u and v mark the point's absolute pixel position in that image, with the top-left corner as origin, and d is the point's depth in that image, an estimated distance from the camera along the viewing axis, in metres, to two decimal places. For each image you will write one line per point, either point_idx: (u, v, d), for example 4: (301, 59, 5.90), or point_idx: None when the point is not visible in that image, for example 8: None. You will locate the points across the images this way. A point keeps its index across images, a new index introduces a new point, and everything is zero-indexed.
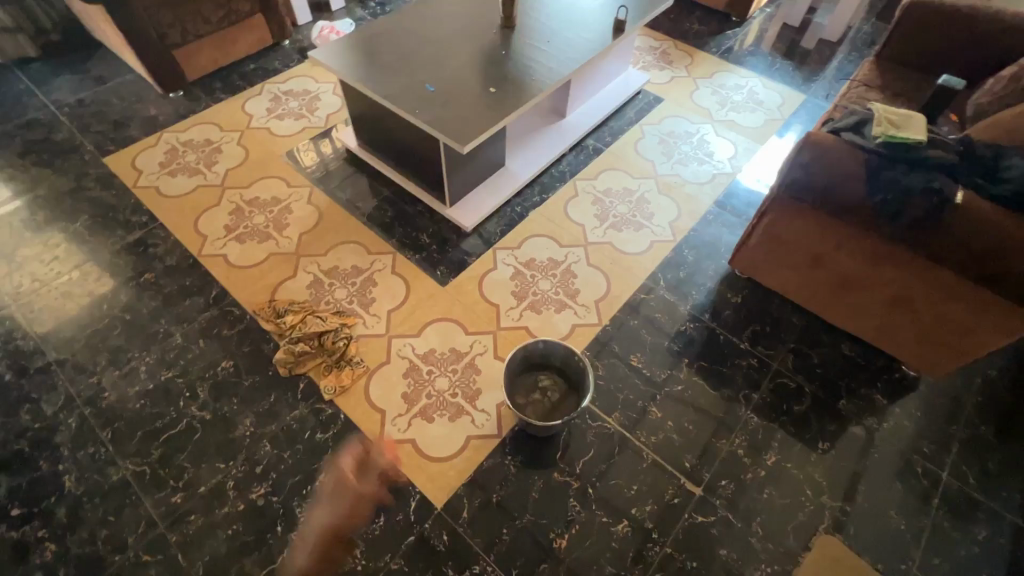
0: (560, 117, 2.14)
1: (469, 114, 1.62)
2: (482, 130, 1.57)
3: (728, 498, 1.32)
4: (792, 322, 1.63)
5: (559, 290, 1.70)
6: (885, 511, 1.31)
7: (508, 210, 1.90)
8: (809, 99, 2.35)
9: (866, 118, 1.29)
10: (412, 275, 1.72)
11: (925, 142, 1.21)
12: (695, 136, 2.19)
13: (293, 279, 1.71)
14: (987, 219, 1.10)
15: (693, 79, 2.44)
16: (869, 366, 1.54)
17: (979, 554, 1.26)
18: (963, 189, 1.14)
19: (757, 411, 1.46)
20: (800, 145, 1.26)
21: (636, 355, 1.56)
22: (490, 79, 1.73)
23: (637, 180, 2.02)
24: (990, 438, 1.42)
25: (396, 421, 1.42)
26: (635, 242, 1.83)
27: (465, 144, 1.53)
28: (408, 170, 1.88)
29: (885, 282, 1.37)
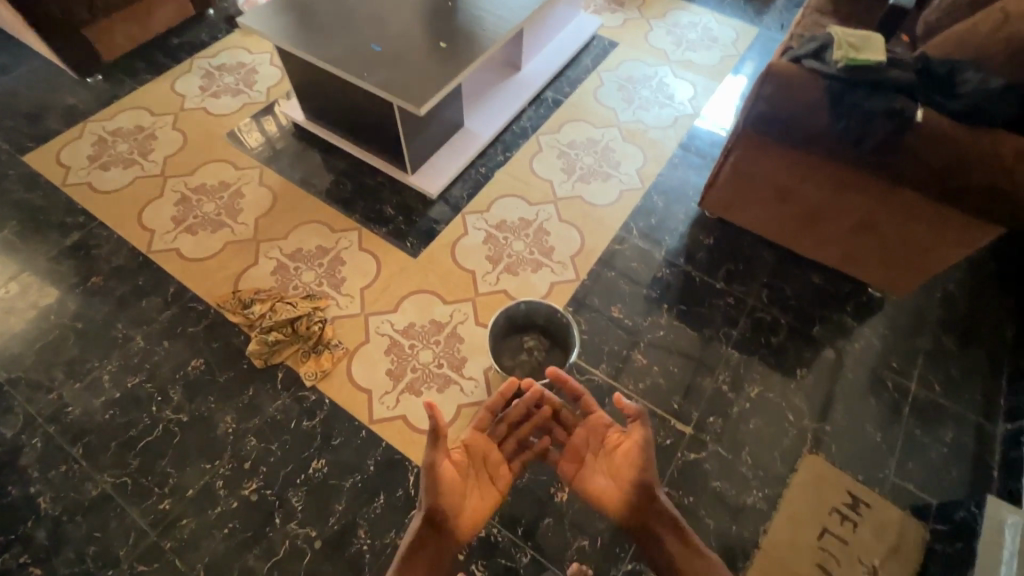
0: (515, 70, 2.06)
1: (421, 73, 1.53)
2: (436, 90, 1.49)
3: (716, 433, 1.37)
4: (763, 258, 1.66)
5: (534, 249, 1.67)
6: (862, 425, 1.38)
7: (472, 171, 1.84)
8: (763, 32, 2.33)
9: (825, 43, 1.25)
10: (381, 249, 1.66)
11: (884, 62, 1.17)
12: (654, 79, 2.15)
13: (256, 266, 1.62)
14: (944, 135, 1.12)
15: (647, 20, 2.37)
16: (838, 292, 1.59)
17: (947, 454, 1.35)
18: (922, 107, 1.15)
19: (738, 347, 1.50)
20: (762, 78, 1.24)
21: (618, 306, 1.57)
22: (436, 35, 1.63)
23: (601, 130, 1.98)
24: (951, 347, 1.50)
25: (384, 399, 1.40)
26: (605, 193, 1.81)
27: (420, 107, 1.45)
28: (364, 139, 1.79)
29: (850, 207, 1.39)
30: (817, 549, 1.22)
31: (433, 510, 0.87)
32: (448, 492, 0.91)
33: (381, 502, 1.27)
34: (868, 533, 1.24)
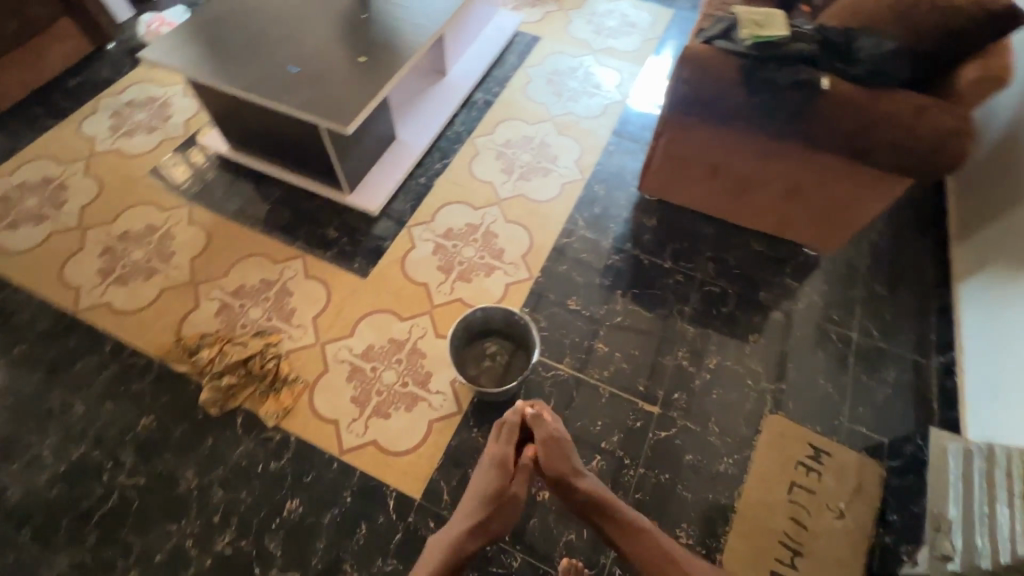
0: (441, 75, 2.05)
1: (345, 91, 1.49)
2: (362, 106, 1.46)
3: (683, 408, 1.41)
4: (705, 232, 1.72)
5: (484, 253, 1.67)
6: (814, 378, 1.46)
7: (412, 183, 1.81)
8: (677, 13, 2.41)
9: (732, 22, 1.28)
10: (328, 274, 1.61)
11: (787, 37, 1.22)
12: (580, 69, 2.18)
13: (197, 310, 1.54)
14: (850, 99, 1.19)
15: (565, 11, 2.40)
16: (778, 256, 1.67)
17: (892, 393, 1.44)
18: (826, 74, 1.22)
19: (693, 323, 1.55)
20: (679, 63, 1.28)
21: (574, 298, 1.59)
22: (355, 50, 1.59)
23: (535, 126, 1.99)
24: (883, 292, 1.60)
25: (352, 427, 1.37)
26: (547, 188, 1.82)
27: (347, 126, 1.42)
28: (295, 164, 1.73)
29: (777, 176, 1.46)
30: (788, 503, 1.28)
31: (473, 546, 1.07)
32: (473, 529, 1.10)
33: (364, 532, 1.24)
34: (832, 481, 1.31)
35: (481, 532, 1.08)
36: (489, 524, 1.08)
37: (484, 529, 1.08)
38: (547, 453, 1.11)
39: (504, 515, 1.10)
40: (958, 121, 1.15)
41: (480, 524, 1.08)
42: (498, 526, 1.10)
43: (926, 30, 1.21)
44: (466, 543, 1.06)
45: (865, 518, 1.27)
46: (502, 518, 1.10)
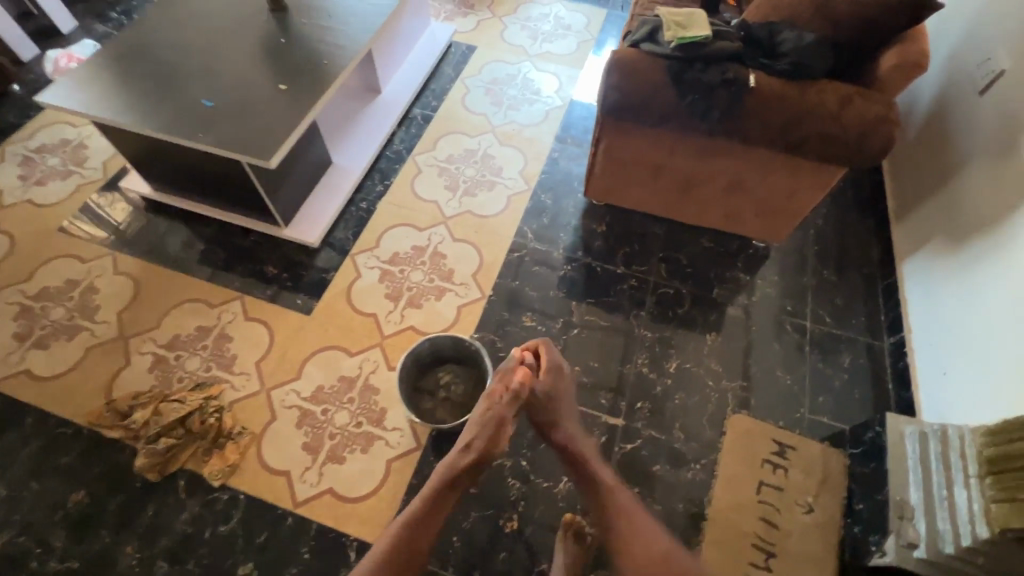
0: (375, 94, 1.98)
1: (266, 121, 1.42)
2: (287, 135, 1.39)
3: (647, 417, 1.39)
4: (655, 233, 1.70)
5: (433, 275, 1.61)
6: (774, 372, 1.46)
7: (353, 208, 1.74)
8: (611, 13, 2.41)
9: (655, 25, 1.27)
10: (269, 314, 1.53)
11: (710, 37, 1.21)
12: (518, 76, 2.14)
13: (128, 368, 1.44)
14: (777, 95, 1.18)
15: (499, 18, 2.36)
16: (728, 250, 1.67)
17: (849, 379, 1.45)
18: (753, 71, 1.21)
19: (651, 326, 1.53)
20: (607, 68, 1.26)
21: (529, 314, 1.55)
22: (275, 77, 1.51)
23: (476, 139, 1.94)
24: (832, 278, 1.62)
25: (305, 476, 1.29)
26: (493, 202, 1.78)
27: (272, 158, 1.35)
28: (223, 201, 1.63)
29: (718, 172, 1.45)
30: (758, 504, 1.27)
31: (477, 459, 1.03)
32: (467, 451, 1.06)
33: None
34: (798, 475, 1.30)
35: (468, 453, 1.04)
36: (476, 442, 1.04)
37: (471, 448, 1.05)
38: (542, 415, 1.14)
39: (491, 434, 1.05)
40: (881, 108, 1.16)
41: (471, 444, 1.05)
42: (482, 445, 1.04)
43: (844, 19, 1.20)
44: (454, 463, 1.03)
45: (833, 510, 1.27)
46: (485, 437, 1.04)
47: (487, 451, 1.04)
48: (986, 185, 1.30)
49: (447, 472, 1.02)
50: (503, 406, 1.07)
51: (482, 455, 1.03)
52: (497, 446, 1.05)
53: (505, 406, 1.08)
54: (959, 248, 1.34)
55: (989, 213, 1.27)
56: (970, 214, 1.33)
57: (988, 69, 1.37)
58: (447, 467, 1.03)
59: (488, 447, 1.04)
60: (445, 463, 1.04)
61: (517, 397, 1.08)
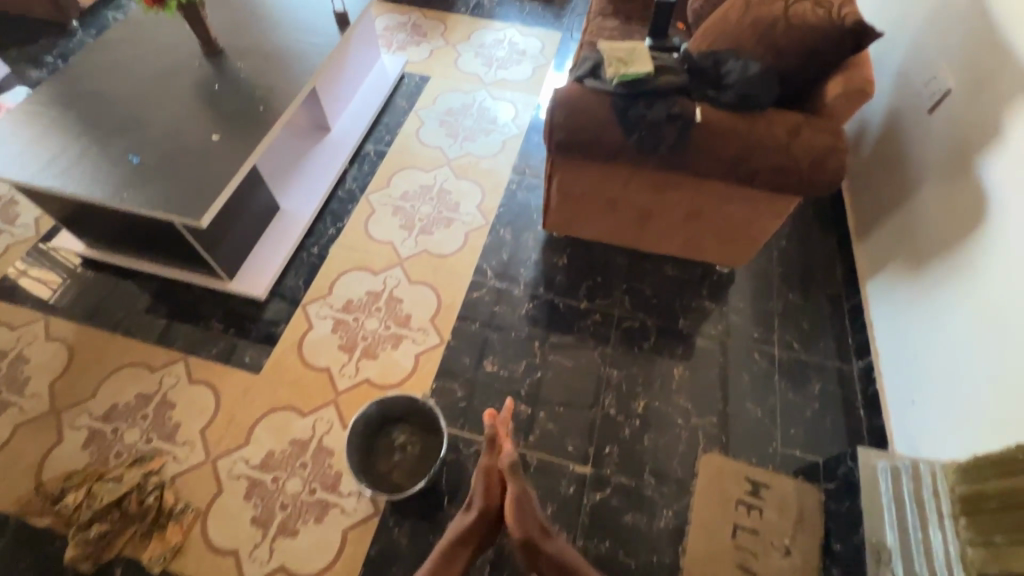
0: (325, 131, 1.91)
1: (197, 177, 1.34)
2: (219, 193, 1.31)
3: (616, 463, 1.33)
4: (617, 263, 1.66)
5: (389, 322, 1.55)
6: (744, 405, 1.41)
7: (303, 255, 1.67)
8: (565, 37, 2.39)
9: (597, 61, 1.23)
10: (215, 375, 1.44)
11: (652, 72, 1.17)
12: (474, 106, 2.10)
13: (60, 445, 1.33)
14: (724, 129, 1.15)
15: (453, 46, 2.32)
16: (692, 278, 1.64)
17: (820, 407, 1.41)
18: (699, 104, 1.18)
19: (617, 364, 1.48)
20: (551, 107, 1.22)
21: (491, 358, 1.49)
22: (208, 127, 1.43)
23: (432, 173, 1.89)
24: (798, 301, 1.59)
25: (254, 554, 1.21)
26: (450, 239, 1.72)
27: (202, 219, 1.27)
28: (162, 256, 1.54)
29: (674, 203, 1.41)
30: (733, 549, 1.23)
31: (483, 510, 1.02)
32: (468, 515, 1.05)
33: None
34: (773, 515, 1.26)
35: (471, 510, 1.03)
36: (474, 500, 1.04)
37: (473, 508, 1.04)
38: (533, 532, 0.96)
39: (484, 485, 1.06)
40: (830, 137, 1.14)
41: (471, 505, 1.05)
42: (480, 498, 1.04)
43: (787, 48, 1.17)
44: (462, 521, 1.01)
45: (810, 550, 1.23)
46: (481, 492, 1.04)
47: (486, 504, 1.02)
48: (942, 205, 1.28)
49: (454, 532, 0.98)
50: (485, 456, 1.11)
51: (482, 509, 1.02)
52: (494, 497, 1.04)
53: (487, 457, 1.11)
54: (920, 269, 1.32)
55: (946, 235, 1.25)
56: (928, 236, 1.31)
57: (935, 89, 1.36)
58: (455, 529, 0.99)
59: (487, 500, 1.03)
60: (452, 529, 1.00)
61: (494, 442, 1.12)
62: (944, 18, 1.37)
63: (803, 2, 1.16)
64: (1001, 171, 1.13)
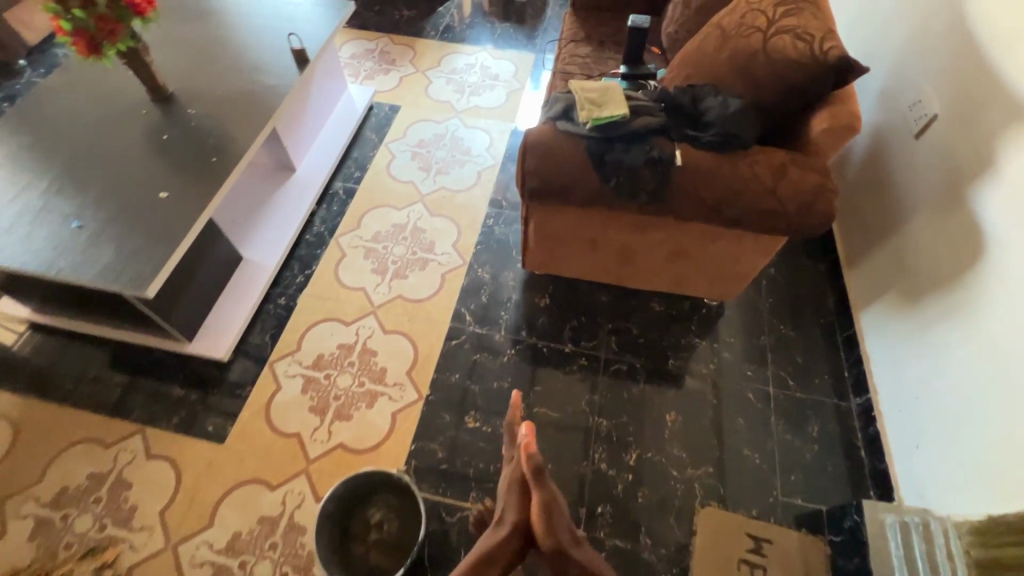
0: (290, 172, 1.82)
1: (142, 240, 1.21)
2: (166, 256, 1.19)
3: (611, 524, 1.25)
4: (602, 301, 1.59)
5: (363, 378, 1.45)
6: (741, 451, 1.35)
7: (269, 308, 1.57)
8: (539, 59, 2.32)
9: (569, 102, 1.15)
10: (176, 448, 1.34)
11: (628, 116, 1.10)
12: (446, 136, 2.02)
13: (4, 539, 1.22)
14: (706, 172, 1.08)
15: (423, 73, 2.24)
16: (680, 313, 1.57)
17: (820, 450, 1.35)
18: (679, 146, 1.11)
19: (607, 411, 1.41)
20: (523, 154, 1.14)
21: (472, 413, 1.40)
22: (155, 183, 1.32)
23: (404, 211, 1.80)
24: (790, 333, 1.53)
25: None
26: (426, 283, 1.63)
27: (147, 288, 1.14)
28: (110, 320, 1.42)
29: (658, 243, 1.34)
30: None
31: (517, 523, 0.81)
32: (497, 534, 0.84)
33: None
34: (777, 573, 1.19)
35: (501, 530, 0.82)
36: (508, 515, 0.84)
37: (504, 526, 0.83)
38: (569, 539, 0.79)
39: (518, 500, 0.84)
40: (817, 177, 1.07)
41: (505, 521, 0.84)
42: (512, 516, 0.82)
43: (768, 83, 1.11)
44: (487, 542, 0.80)
45: None
46: (516, 505, 0.84)
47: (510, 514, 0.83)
48: (935, 237, 1.23)
49: (477, 551, 0.78)
50: (513, 466, 0.89)
51: (517, 524, 0.81)
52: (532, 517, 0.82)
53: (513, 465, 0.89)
54: (916, 304, 1.27)
55: (943, 267, 1.20)
56: (923, 267, 1.25)
57: (920, 112, 1.31)
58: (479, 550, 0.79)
59: (522, 516, 0.82)
60: (478, 548, 0.81)
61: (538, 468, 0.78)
62: (925, 42, 1.32)
63: (782, 35, 1.09)
64: (998, 203, 1.08)
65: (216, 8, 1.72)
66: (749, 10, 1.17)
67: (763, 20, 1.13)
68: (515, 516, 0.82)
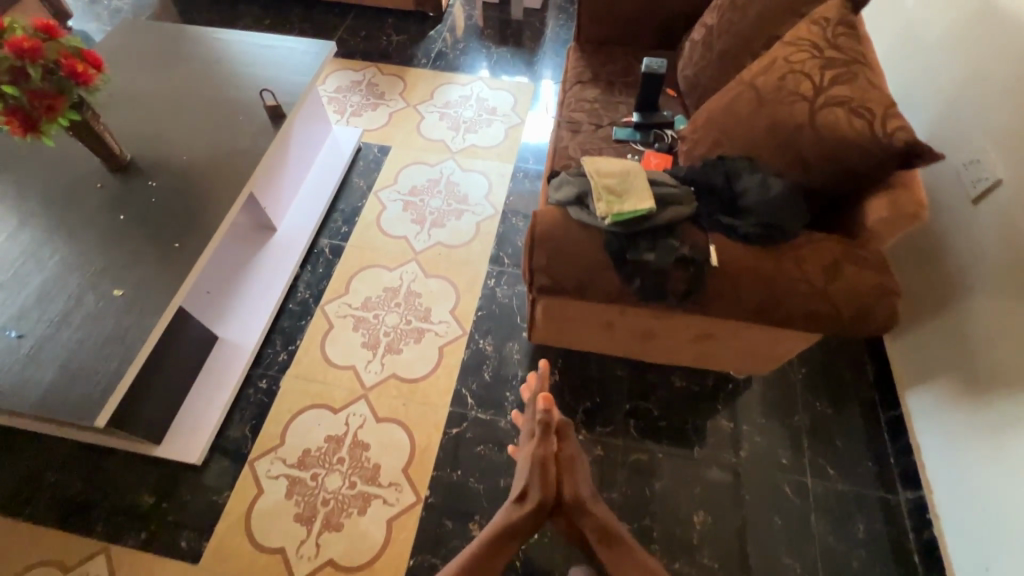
0: (269, 230, 1.65)
1: (91, 353, 1.04)
2: (121, 374, 1.03)
3: None
4: (617, 377, 1.44)
5: (354, 477, 1.30)
6: (779, 557, 1.21)
7: (249, 394, 1.41)
8: (539, 89, 2.15)
9: (584, 189, 0.98)
10: (145, 570, 1.19)
11: (654, 209, 0.93)
12: (441, 181, 1.85)
13: None
14: (745, 272, 0.92)
15: (414, 107, 2.07)
16: (703, 390, 1.42)
17: (865, 554, 1.21)
18: (713, 238, 0.95)
19: (627, 509, 1.27)
20: (531, 247, 0.98)
21: (476, 517, 1.26)
22: (107, 277, 1.13)
23: (397, 271, 1.64)
24: (827, 412, 1.38)
25: None
26: (422, 358, 1.48)
27: (97, 420, 0.98)
28: (49, 423, 1.22)
29: (683, 328, 1.18)
30: None
31: (542, 501, 0.95)
32: (517, 501, 0.98)
33: None
34: None
35: (524, 502, 0.97)
36: (530, 491, 0.97)
37: (524, 499, 0.98)
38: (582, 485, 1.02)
39: (540, 477, 0.96)
40: (876, 274, 0.92)
41: (525, 495, 0.97)
42: (536, 490, 0.96)
43: (816, 162, 0.95)
44: (509, 513, 0.95)
45: None
46: (537, 481, 0.96)
47: (530, 485, 0.97)
48: (1002, 325, 1.07)
49: (500, 522, 0.94)
50: (538, 445, 1.00)
51: (538, 502, 0.95)
52: (551, 487, 0.96)
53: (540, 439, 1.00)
54: (978, 398, 1.12)
55: (1012, 362, 1.05)
56: (986, 352, 1.11)
57: (978, 175, 1.15)
58: (501, 519, 0.95)
59: (544, 490, 0.96)
60: (502, 515, 0.97)
61: (548, 427, 1.01)
62: (986, 94, 1.15)
63: (833, 107, 0.93)
64: None
65: (184, 56, 1.55)
66: (790, 70, 1.01)
67: (809, 86, 0.97)
68: (564, 493, 0.99)
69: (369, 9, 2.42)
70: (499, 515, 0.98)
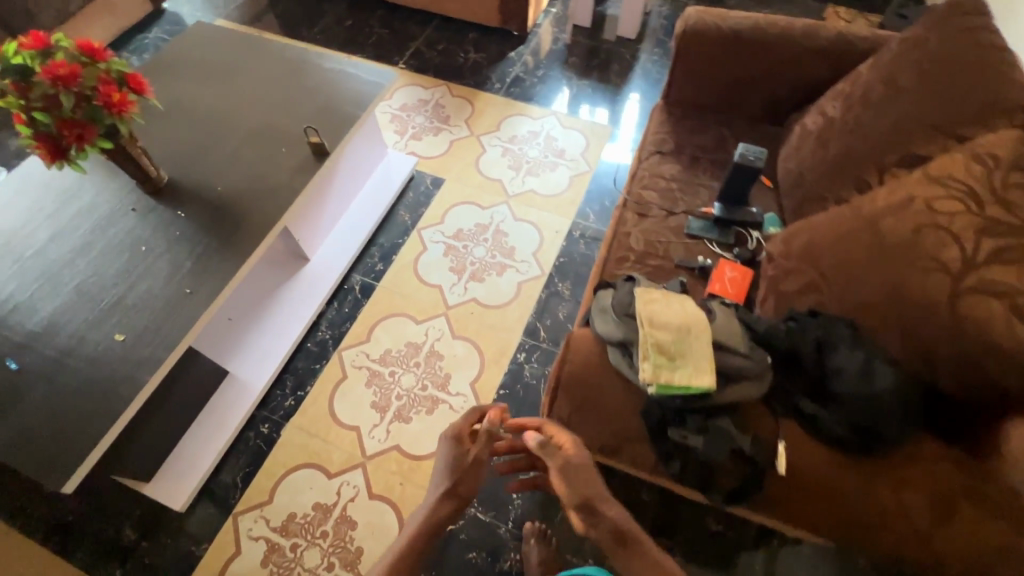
0: (303, 259, 1.58)
1: (80, 404, 0.99)
2: (101, 434, 0.96)
3: None
4: (641, 503, 1.24)
5: (333, 558, 1.20)
6: None
7: (248, 438, 1.35)
8: (616, 133, 1.93)
9: (630, 333, 0.80)
10: None
11: (711, 389, 0.74)
12: (490, 227, 1.70)
13: None
14: (819, 489, 0.72)
15: (477, 137, 1.93)
16: (742, 542, 1.20)
17: None
18: (785, 434, 0.75)
19: None
20: (556, 390, 0.82)
21: None
22: (113, 319, 1.08)
23: (423, 326, 1.51)
24: None
25: None
26: (431, 433, 1.35)
27: (63, 486, 0.92)
28: None
29: None
30: None
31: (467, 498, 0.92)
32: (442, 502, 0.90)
33: None
34: None
35: (452, 497, 0.91)
36: (460, 488, 0.91)
37: (455, 493, 0.91)
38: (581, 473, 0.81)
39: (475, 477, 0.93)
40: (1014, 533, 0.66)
41: (451, 492, 0.91)
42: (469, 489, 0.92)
43: (946, 362, 0.72)
44: (438, 512, 0.90)
45: None
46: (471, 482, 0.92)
47: (459, 484, 0.91)
48: None
49: (423, 525, 0.89)
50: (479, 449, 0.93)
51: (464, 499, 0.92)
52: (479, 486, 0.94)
53: (479, 448, 0.93)
54: None
55: None
56: None
57: None
58: (429, 516, 0.90)
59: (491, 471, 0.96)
60: (424, 513, 0.91)
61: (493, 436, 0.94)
62: None
63: (985, 296, 0.69)
64: None
65: (244, 70, 1.48)
66: (931, 224, 0.77)
67: (955, 256, 0.73)
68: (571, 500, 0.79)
69: (452, 21, 2.28)
70: (424, 506, 0.92)
